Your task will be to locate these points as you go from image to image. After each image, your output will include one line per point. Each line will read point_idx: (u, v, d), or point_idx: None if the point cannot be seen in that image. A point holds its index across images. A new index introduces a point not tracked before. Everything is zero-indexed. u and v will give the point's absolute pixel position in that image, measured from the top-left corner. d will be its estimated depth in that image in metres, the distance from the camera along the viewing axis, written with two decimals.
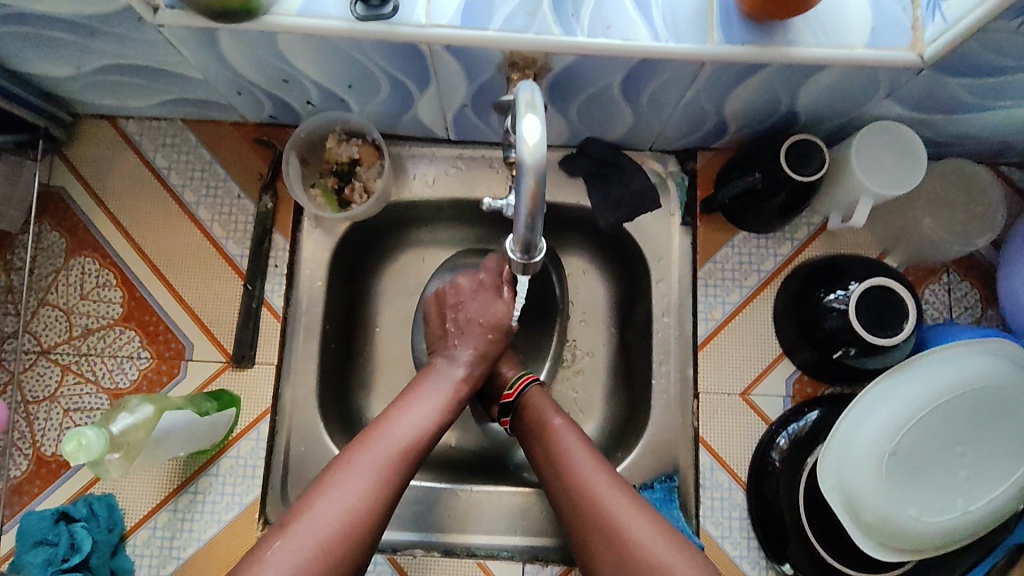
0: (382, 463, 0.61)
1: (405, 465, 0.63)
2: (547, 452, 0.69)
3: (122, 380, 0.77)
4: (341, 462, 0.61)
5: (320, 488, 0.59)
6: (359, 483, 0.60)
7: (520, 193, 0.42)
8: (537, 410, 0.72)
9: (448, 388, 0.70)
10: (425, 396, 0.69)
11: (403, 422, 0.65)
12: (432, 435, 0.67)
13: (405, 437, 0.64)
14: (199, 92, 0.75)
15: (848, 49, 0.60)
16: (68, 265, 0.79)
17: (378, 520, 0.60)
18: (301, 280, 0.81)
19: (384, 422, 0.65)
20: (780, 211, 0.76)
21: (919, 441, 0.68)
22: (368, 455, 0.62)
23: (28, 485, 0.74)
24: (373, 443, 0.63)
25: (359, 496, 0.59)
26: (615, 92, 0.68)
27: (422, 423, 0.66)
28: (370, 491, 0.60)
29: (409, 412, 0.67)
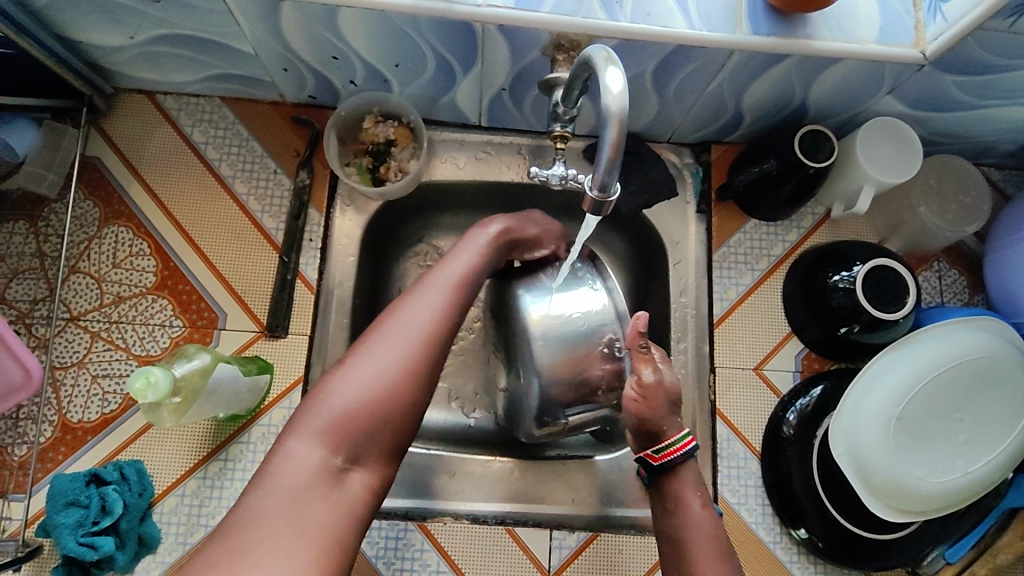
0: (434, 305, 0.59)
1: (455, 311, 0.61)
2: (675, 528, 0.65)
3: (154, 347, 0.77)
4: (399, 300, 0.60)
5: (376, 328, 0.58)
6: (420, 316, 0.58)
7: (604, 140, 0.46)
8: (678, 488, 0.66)
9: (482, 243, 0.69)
10: (463, 251, 0.67)
11: (450, 265, 0.65)
12: (474, 288, 0.65)
13: (450, 285, 0.62)
14: (245, 68, 0.78)
15: (860, 44, 0.67)
16: (101, 234, 0.80)
17: (441, 349, 0.58)
18: (334, 255, 0.83)
19: (428, 274, 0.63)
20: (789, 199, 0.82)
21: (921, 407, 0.74)
22: (423, 291, 0.61)
23: (52, 451, 0.73)
24: (424, 284, 0.61)
25: (416, 334, 0.57)
26: (646, 79, 0.74)
27: (465, 266, 0.65)
28: (433, 321, 0.58)
29: (451, 263, 0.65)
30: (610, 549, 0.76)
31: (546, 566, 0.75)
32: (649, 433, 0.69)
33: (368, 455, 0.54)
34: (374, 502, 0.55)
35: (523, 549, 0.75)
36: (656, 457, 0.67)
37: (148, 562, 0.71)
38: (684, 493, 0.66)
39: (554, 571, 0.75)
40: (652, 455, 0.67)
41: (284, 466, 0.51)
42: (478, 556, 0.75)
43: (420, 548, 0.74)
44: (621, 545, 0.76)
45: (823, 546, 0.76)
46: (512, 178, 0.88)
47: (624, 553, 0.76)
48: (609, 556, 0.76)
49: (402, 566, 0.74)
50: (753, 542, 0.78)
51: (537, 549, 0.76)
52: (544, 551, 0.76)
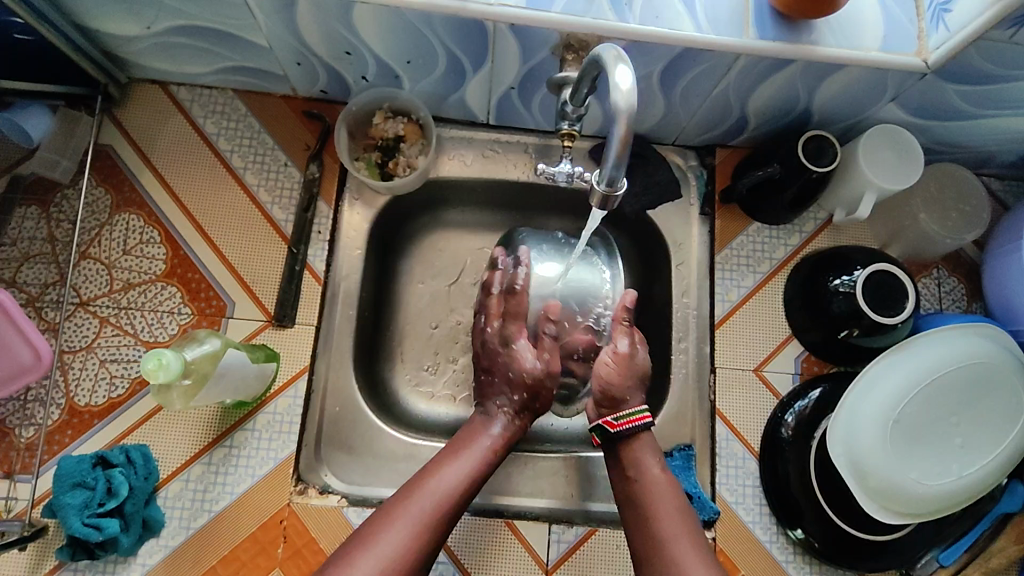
0: (419, 522, 0.61)
1: (443, 524, 0.62)
2: (634, 491, 0.67)
3: (161, 334, 0.78)
4: (390, 509, 0.62)
5: (364, 542, 0.59)
6: (404, 537, 0.60)
7: (612, 136, 0.47)
8: (635, 453, 0.69)
9: (483, 446, 0.69)
10: (459, 458, 0.68)
11: (443, 474, 0.65)
12: (470, 497, 0.65)
13: (444, 497, 0.63)
14: (259, 62, 0.79)
15: (863, 51, 0.68)
16: (113, 222, 0.81)
17: (414, 572, 0.60)
18: (341, 247, 0.84)
19: (422, 481, 0.64)
20: (792, 203, 0.83)
21: (917, 410, 0.75)
22: (413, 511, 0.62)
23: (59, 434, 0.74)
24: (411, 506, 0.62)
25: (396, 547, 0.59)
26: (653, 81, 0.75)
27: (454, 487, 0.64)
28: (413, 540, 0.60)
29: (447, 470, 0.66)
30: (607, 545, 0.77)
31: (545, 559, 0.76)
32: (609, 401, 0.72)
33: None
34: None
35: (522, 541, 0.76)
36: (615, 424, 0.69)
37: (152, 546, 0.72)
38: (642, 456, 0.69)
39: (552, 565, 0.76)
40: (611, 422, 0.70)
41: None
42: (477, 547, 0.76)
43: None
44: (618, 540, 0.77)
45: (819, 546, 0.77)
46: (518, 176, 0.89)
47: (621, 549, 0.77)
48: (606, 551, 0.77)
49: None
50: (750, 541, 0.79)
51: (536, 543, 0.77)
52: (543, 545, 0.77)
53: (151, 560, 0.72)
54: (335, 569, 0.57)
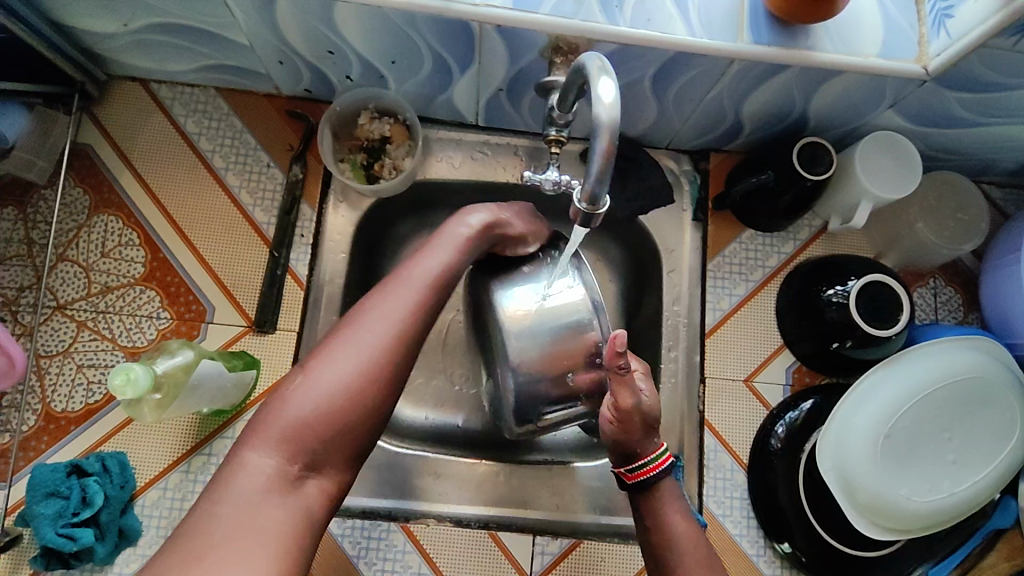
0: (364, 346, 0.54)
1: (392, 349, 0.55)
2: (652, 543, 0.62)
3: (140, 339, 0.76)
4: (371, 295, 0.58)
5: (304, 369, 0.53)
6: (389, 319, 0.56)
7: (594, 151, 0.45)
8: (659, 506, 0.63)
9: (436, 266, 0.60)
10: (413, 278, 0.59)
11: (428, 259, 0.61)
12: (426, 319, 0.58)
13: (391, 321, 0.56)
14: (240, 60, 0.77)
15: (862, 57, 0.66)
16: (91, 223, 0.79)
17: (359, 407, 0.53)
18: (324, 251, 0.82)
19: (366, 305, 0.57)
20: (787, 211, 0.81)
21: (909, 426, 0.73)
22: (390, 296, 0.57)
23: (35, 440, 0.73)
24: (398, 285, 0.58)
25: (341, 375, 0.53)
26: (645, 84, 0.73)
27: (404, 308, 0.57)
28: (403, 323, 0.56)
29: (393, 293, 0.57)
30: (592, 557, 0.76)
31: (527, 570, 0.75)
32: (621, 450, 0.65)
33: (335, 458, 0.53)
34: (332, 506, 0.53)
35: (504, 552, 0.75)
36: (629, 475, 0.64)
37: (128, 555, 0.71)
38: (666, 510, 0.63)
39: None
40: (626, 473, 0.65)
41: (239, 470, 0.49)
42: (458, 557, 0.75)
43: (402, 550, 0.74)
44: (604, 552, 0.76)
45: (806, 561, 0.76)
46: (507, 179, 0.87)
47: (607, 561, 0.76)
48: (591, 563, 0.76)
49: (384, 567, 0.74)
50: (737, 555, 0.78)
51: (519, 554, 0.76)
52: (526, 556, 0.76)
53: (128, 570, 0.71)
54: (317, 359, 0.54)
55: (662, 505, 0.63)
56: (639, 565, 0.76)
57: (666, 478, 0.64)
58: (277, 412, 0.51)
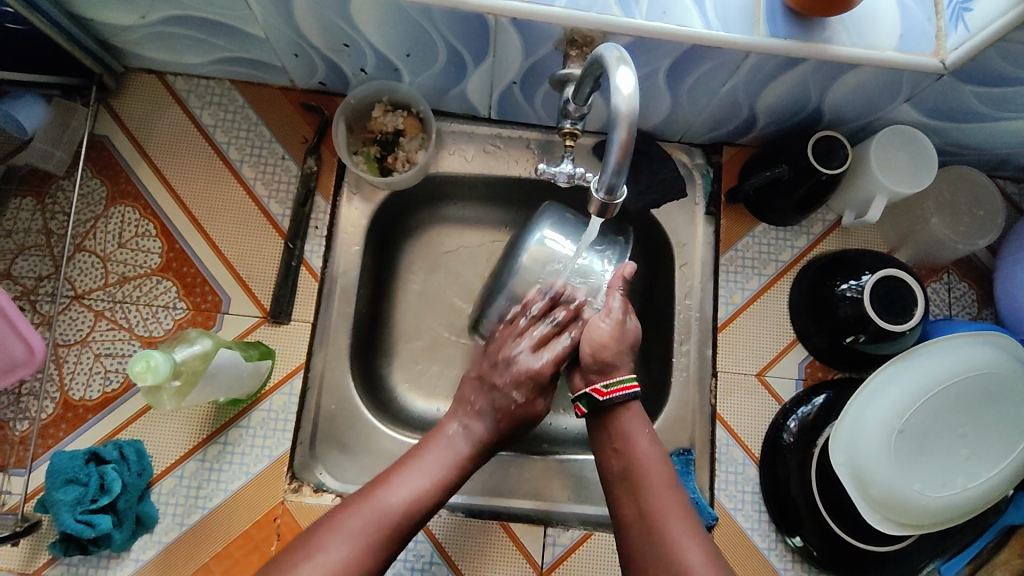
0: (366, 533, 0.61)
1: (386, 544, 0.62)
2: (621, 468, 0.67)
3: (156, 329, 0.77)
4: (347, 505, 0.63)
5: (305, 552, 0.59)
6: (346, 545, 0.60)
7: (612, 141, 0.45)
8: (623, 425, 0.68)
9: (445, 460, 0.68)
10: (421, 466, 0.67)
11: (396, 488, 0.64)
12: (422, 514, 0.65)
13: (394, 513, 0.63)
14: (256, 52, 0.77)
15: (878, 51, 0.66)
16: (108, 214, 0.80)
17: None
18: (339, 243, 0.82)
19: (375, 490, 0.64)
20: (801, 205, 0.81)
21: (925, 422, 0.73)
22: (357, 523, 0.61)
23: (53, 428, 0.74)
24: (362, 511, 0.62)
25: (338, 564, 0.59)
26: (659, 77, 0.73)
27: (412, 496, 0.64)
28: (357, 552, 0.60)
29: (403, 479, 0.65)
30: (603, 549, 0.76)
31: (539, 562, 0.75)
32: (598, 367, 0.71)
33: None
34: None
35: (516, 543, 0.75)
36: (605, 392, 0.69)
37: (145, 542, 0.72)
38: (629, 428, 0.68)
39: (547, 567, 0.75)
40: (601, 391, 0.69)
41: None
42: (471, 546, 0.75)
43: (415, 540, 0.74)
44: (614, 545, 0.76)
45: (818, 554, 0.76)
46: (520, 173, 0.87)
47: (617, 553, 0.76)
48: (602, 555, 0.76)
49: (396, 557, 0.74)
50: (748, 548, 0.78)
51: (530, 545, 0.75)
52: (537, 547, 0.75)
53: (145, 556, 0.72)
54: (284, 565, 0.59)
55: (630, 432, 0.68)
56: None
57: (631, 403, 0.69)
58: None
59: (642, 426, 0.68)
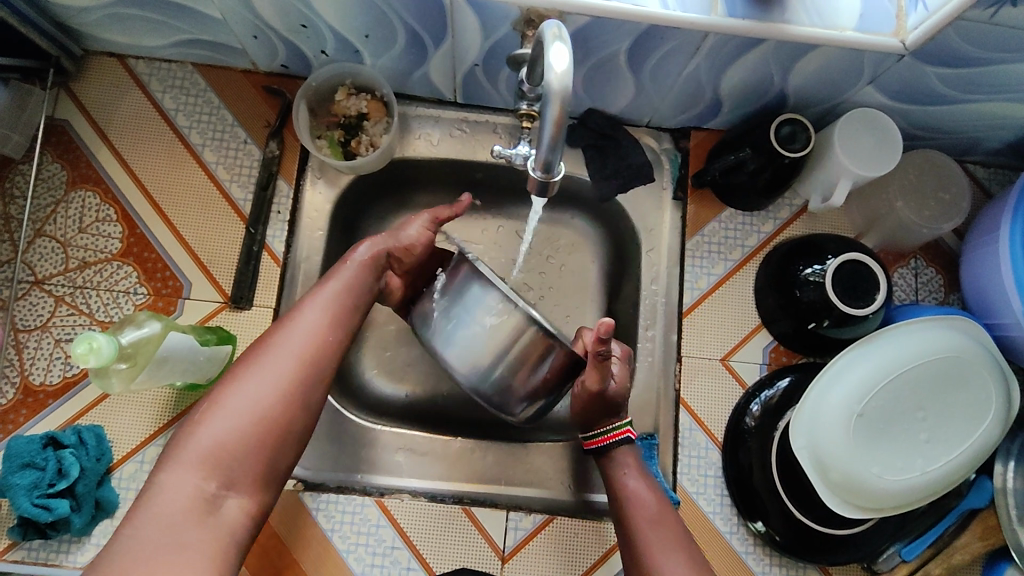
0: (292, 352, 0.60)
1: (316, 359, 0.61)
2: (618, 508, 0.70)
3: (117, 314, 0.77)
4: (230, 379, 0.58)
5: (230, 384, 0.57)
6: (274, 376, 0.58)
7: (545, 120, 0.45)
8: (618, 468, 0.71)
9: (349, 289, 0.67)
10: (324, 292, 0.65)
11: (309, 311, 0.63)
12: (341, 333, 0.64)
13: (313, 329, 0.62)
14: (214, 34, 0.77)
15: (837, 31, 0.65)
16: (68, 198, 0.79)
17: (289, 415, 0.58)
18: (301, 228, 0.82)
19: (289, 316, 0.63)
20: (765, 189, 0.80)
21: (886, 405, 0.72)
22: (277, 348, 0.60)
23: (13, 413, 0.74)
24: (240, 397, 0.57)
25: (269, 386, 0.58)
26: (620, 59, 0.72)
27: (326, 314, 0.63)
28: (257, 423, 0.56)
29: (311, 305, 0.64)
30: (565, 533, 0.76)
31: (501, 546, 0.75)
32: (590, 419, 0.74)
33: (244, 481, 0.55)
34: (253, 525, 0.56)
35: (478, 527, 0.75)
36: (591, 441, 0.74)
37: (105, 527, 0.72)
38: (625, 471, 0.71)
39: (508, 551, 0.75)
40: (589, 441, 0.74)
41: (158, 497, 0.52)
42: (432, 531, 0.75)
43: (376, 524, 0.74)
44: (576, 528, 0.76)
45: (780, 539, 0.76)
46: (486, 157, 0.86)
47: (579, 537, 0.76)
48: (564, 539, 0.76)
49: (358, 540, 0.74)
50: (711, 532, 0.78)
51: (492, 529, 0.75)
52: (499, 531, 0.75)
53: (105, 541, 0.72)
54: (173, 452, 0.54)
55: (626, 470, 0.71)
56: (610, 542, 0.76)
57: (625, 446, 0.72)
58: (150, 500, 0.52)
59: (635, 473, 0.71)
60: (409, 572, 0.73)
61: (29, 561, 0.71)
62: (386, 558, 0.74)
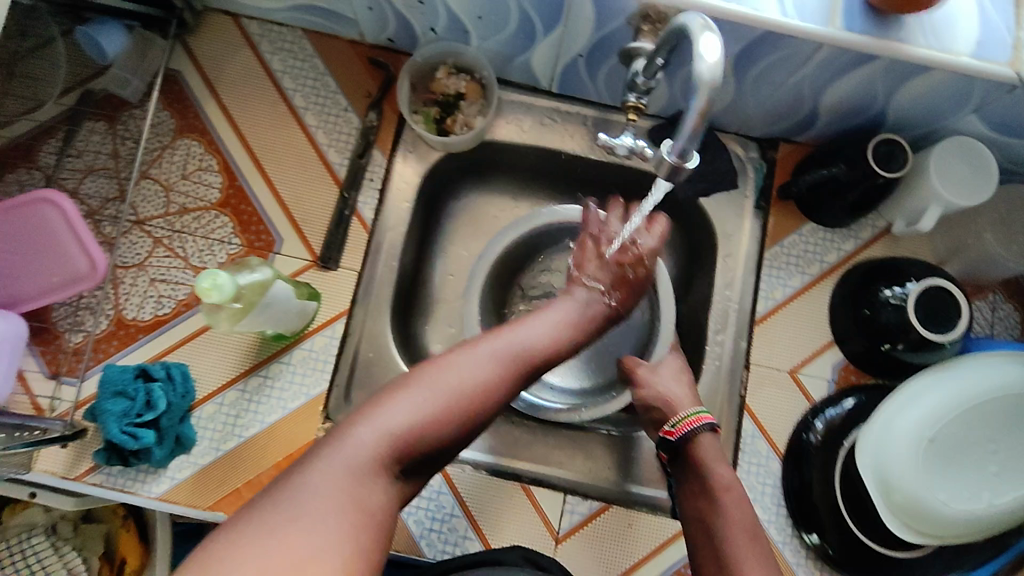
0: (512, 355, 0.58)
1: (527, 374, 0.59)
2: (697, 509, 0.69)
3: (211, 260, 0.80)
4: (446, 357, 0.55)
5: (446, 359, 0.55)
6: (491, 368, 0.55)
7: (690, 110, 0.47)
8: (700, 460, 0.71)
9: (572, 314, 0.67)
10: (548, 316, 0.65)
11: (531, 328, 0.62)
12: (555, 357, 0.63)
13: (537, 346, 0.60)
14: (331, 2, 0.79)
15: (953, 55, 0.65)
16: (174, 145, 0.83)
17: (482, 420, 0.55)
18: (391, 198, 0.85)
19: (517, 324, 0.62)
20: (852, 207, 0.81)
21: (955, 433, 0.72)
22: (500, 346, 0.58)
23: (105, 343, 0.77)
24: (435, 381, 0.53)
25: (485, 378, 0.55)
26: (728, 63, 0.73)
27: (549, 336, 0.63)
28: (451, 414, 0.52)
29: (535, 324, 0.63)
30: (620, 522, 0.77)
31: (556, 528, 0.76)
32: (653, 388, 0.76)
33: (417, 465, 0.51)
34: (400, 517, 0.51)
35: (535, 506, 0.77)
36: (678, 428, 0.73)
37: (181, 462, 0.75)
38: (710, 457, 0.71)
39: (563, 533, 0.76)
40: (670, 431, 0.74)
41: (339, 450, 0.48)
42: (492, 505, 0.76)
43: (438, 491, 0.76)
44: (632, 518, 0.77)
45: (832, 553, 0.77)
46: (574, 148, 0.88)
47: (634, 528, 0.76)
48: (619, 528, 0.76)
49: (419, 504, 0.76)
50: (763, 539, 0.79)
51: (549, 509, 0.77)
52: (555, 512, 0.76)
53: (180, 475, 0.75)
54: (359, 415, 0.51)
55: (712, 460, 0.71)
56: (664, 536, 0.76)
57: (704, 432, 0.72)
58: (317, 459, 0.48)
59: (723, 470, 0.70)
60: (466, 541, 0.75)
61: (107, 486, 0.74)
62: (445, 525, 0.75)
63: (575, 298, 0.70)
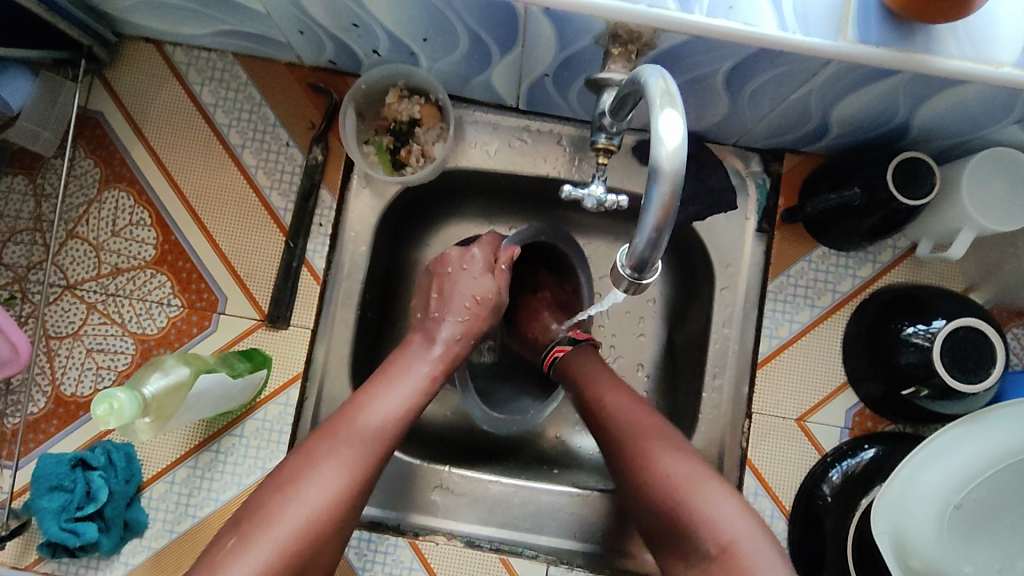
0: (354, 456, 0.57)
1: (377, 458, 0.58)
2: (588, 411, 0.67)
3: (150, 325, 0.73)
4: (283, 485, 0.55)
5: (284, 489, 0.55)
6: (333, 478, 0.56)
7: (649, 204, 0.38)
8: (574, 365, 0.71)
9: (422, 367, 0.65)
10: (393, 382, 0.62)
11: (372, 411, 0.60)
12: (406, 426, 0.61)
13: (376, 429, 0.59)
14: (255, 27, 0.68)
15: (994, 66, 0.53)
16: (101, 198, 0.74)
17: (334, 533, 0.55)
18: (345, 242, 0.76)
19: (356, 408, 0.60)
20: (871, 232, 0.69)
21: (989, 501, 0.60)
22: (338, 448, 0.57)
23: (44, 423, 0.71)
24: (269, 526, 0.53)
25: (329, 494, 0.55)
26: (716, 80, 0.61)
27: (395, 410, 0.60)
28: (293, 547, 0.53)
29: (381, 398, 0.61)
30: None
31: None
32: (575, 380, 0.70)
33: None
34: None
35: None
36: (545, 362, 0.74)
37: (134, 546, 0.70)
38: (573, 362, 0.71)
39: None
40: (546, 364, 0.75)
41: None
42: None
43: (408, 568, 0.71)
44: None
45: None
46: (549, 172, 0.77)
47: None
48: None
49: None
50: None
51: None
52: None
53: (134, 561, 0.70)
54: None
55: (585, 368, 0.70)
56: None
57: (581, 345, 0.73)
58: None
59: (595, 367, 0.70)
60: None
61: None
62: None
63: (422, 346, 0.67)
